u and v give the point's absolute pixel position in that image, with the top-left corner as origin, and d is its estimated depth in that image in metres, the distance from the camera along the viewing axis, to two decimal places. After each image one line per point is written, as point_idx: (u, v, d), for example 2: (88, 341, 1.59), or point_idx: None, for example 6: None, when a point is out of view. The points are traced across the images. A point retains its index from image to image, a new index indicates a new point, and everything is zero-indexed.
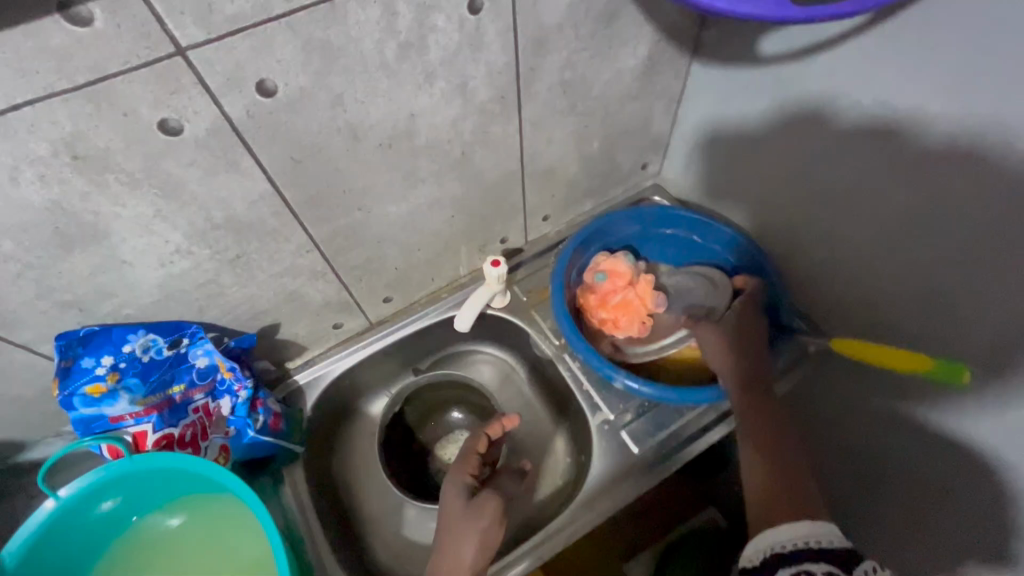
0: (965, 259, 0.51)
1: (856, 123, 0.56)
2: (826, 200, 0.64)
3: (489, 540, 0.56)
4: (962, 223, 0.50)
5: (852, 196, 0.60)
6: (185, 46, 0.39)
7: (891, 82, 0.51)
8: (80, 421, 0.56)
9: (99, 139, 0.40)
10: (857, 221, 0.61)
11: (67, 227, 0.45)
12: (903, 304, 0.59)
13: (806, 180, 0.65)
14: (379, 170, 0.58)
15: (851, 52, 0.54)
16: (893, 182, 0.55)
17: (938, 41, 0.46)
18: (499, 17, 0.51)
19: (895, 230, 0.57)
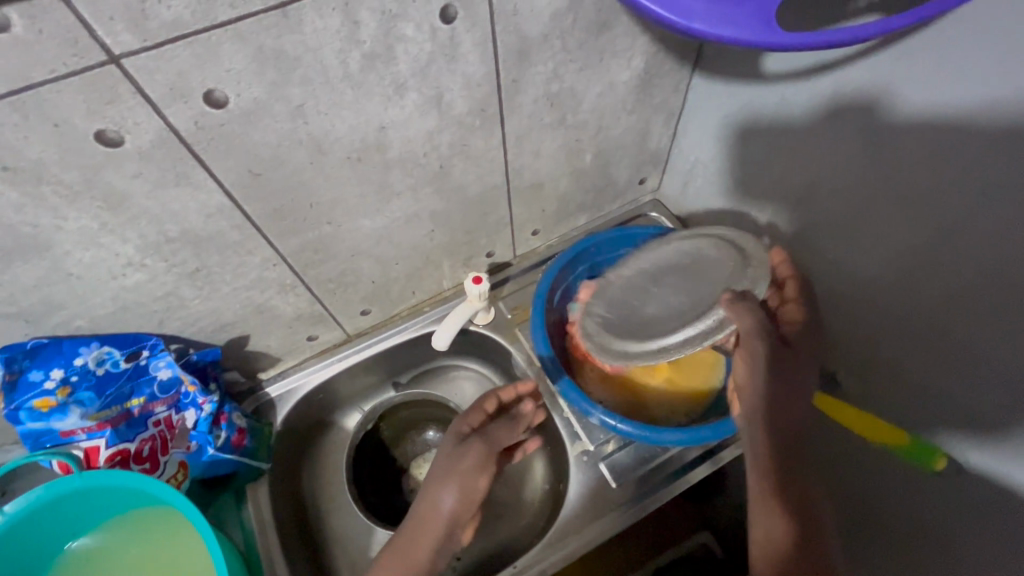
0: (982, 293, 0.47)
1: (866, 141, 0.52)
2: (834, 222, 0.60)
3: (466, 494, 0.56)
4: (980, 256, 0.46)
5: (864, 217, 0.56)
6: (119, 54, 0.36)
7: (904, 97, 0.47)
8: (29, 435, 0.54)
9: (30, 150, 0.38)
10: (869, 241, 0.56)
11: (3, 239, 0.42)
12: (914, 337, 0.55)
13: (815, 202, 0.61)
14: (348, 184, 0.55)
15: (863, 75, 0.50)
16: (908, 205, 0.50)
17: (957, 58, 0.42)
18: (475, 27, 0.48)
19: (907, 257, 0.53)
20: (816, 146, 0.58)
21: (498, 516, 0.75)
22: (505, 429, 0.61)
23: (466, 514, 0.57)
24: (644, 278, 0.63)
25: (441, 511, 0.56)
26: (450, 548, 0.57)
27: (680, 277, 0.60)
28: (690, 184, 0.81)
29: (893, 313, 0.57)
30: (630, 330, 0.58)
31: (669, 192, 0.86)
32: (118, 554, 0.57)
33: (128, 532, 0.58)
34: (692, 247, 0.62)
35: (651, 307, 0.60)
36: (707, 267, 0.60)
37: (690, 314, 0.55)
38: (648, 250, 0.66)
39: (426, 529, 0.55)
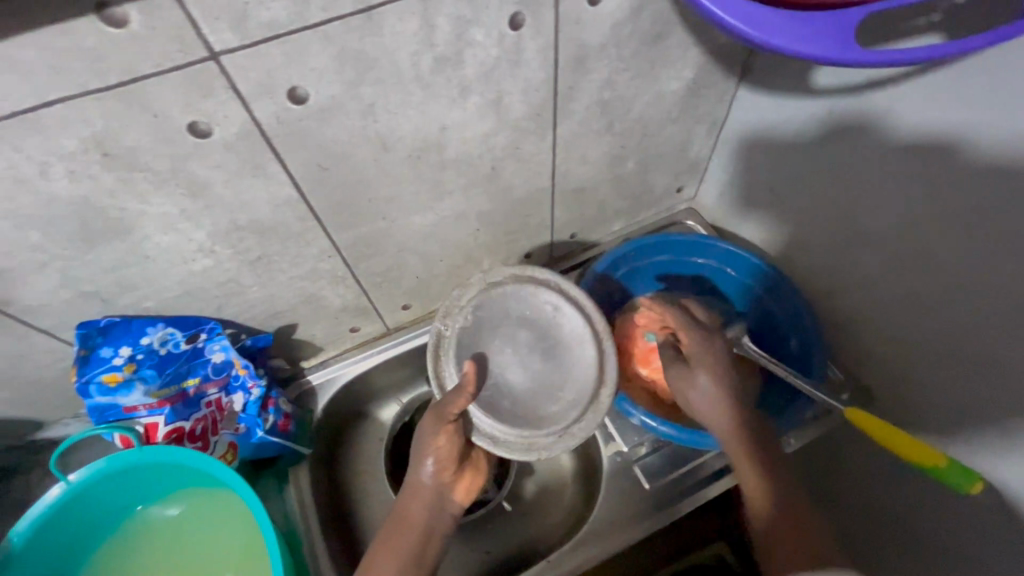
0: (975, 293, 0.51)
1: (875, 155, 0.57)
2: (853, 237, 0.63)
3: (438, 458, 0.57)
4: (972, 256, 0.51)
5: (875, 229, 0.60)
6: (219, 51, 0.38)
7: (899, 116, 0.53)
8: (94, 408, 0.57)
9: (129, 139, 0.40)
10: (876, 252, 0.61)
11: (93, 222, 0.45)
12: (934, 349, 0.57)
13: (849, 219, 0.63)
14: (406, 181, 0.57)
15: (907, 100, 0.51)
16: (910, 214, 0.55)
17: (941, 85, 0.48)
18: (540, 34, 0.50)
19: (909, 263, 0.57)
20: (847, 163, 0.61)
21: (527, 512, 0.77)
22: (452, 396, 0.55)
23: (447, 473, 0.58)
24: (487, 338, 0.58)
25: (423, 480, 0.58)
26: (449, 507, 0.59)
27: (533, 336, 0.58)
28: (727, 194, 0.82)
29: (910, 324, 0.60)
30: (499, 409, 0.56)
31: (705, 202, 0.87)
32: (170, 530, 0.61)
33: (181, 510, 0.61)
34: (527, 294, 0.59)
35: (516, 377, 0.57)
36: (499, 320, 0.59)
37: (564, 387, 0.58)
38: (468, 302, 0.59)
39: (412, 500, 0.57)
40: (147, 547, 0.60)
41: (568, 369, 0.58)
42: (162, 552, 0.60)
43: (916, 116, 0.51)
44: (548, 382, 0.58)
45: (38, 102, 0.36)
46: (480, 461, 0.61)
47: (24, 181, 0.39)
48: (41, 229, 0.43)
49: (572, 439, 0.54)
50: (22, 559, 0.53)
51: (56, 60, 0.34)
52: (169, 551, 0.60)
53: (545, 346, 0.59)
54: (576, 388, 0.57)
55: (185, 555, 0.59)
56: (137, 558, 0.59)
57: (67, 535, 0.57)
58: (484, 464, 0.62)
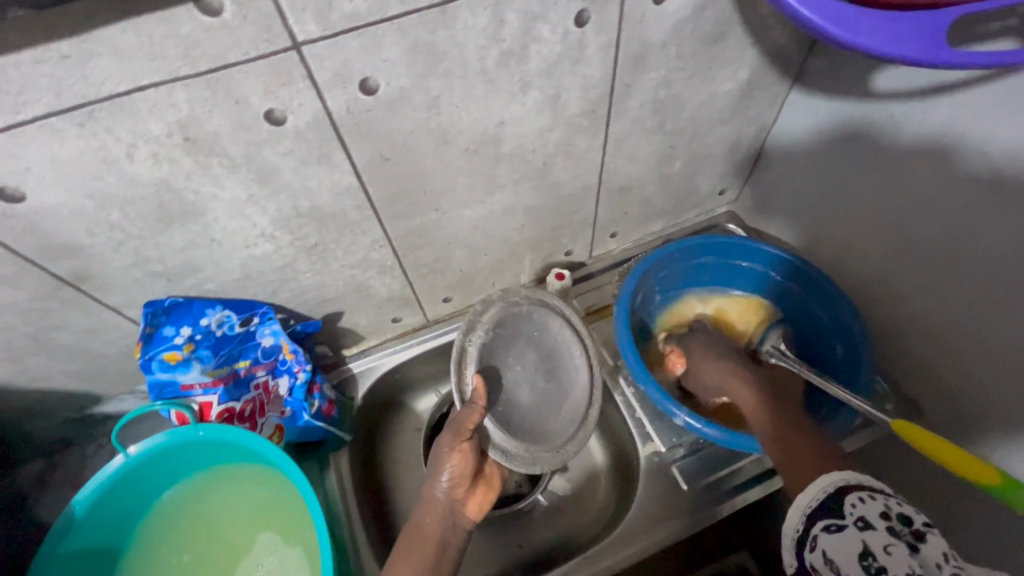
0: (1003, 292, 0.52)
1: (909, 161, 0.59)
2: (896, 242, 0.63)
3: (452, 473, 0.58)
4: (997, 249, 0.52)
5: (910, 233, 0.61)
6: (301, 41, 0.39)
7: (923, 118, 0.55)
8: (154, 384, 0.59)
9: (210, 124, 0.42)
10: (913, 258, 0.62)
11: (169, 203, 0.46)
12: (980, 356, 0.57)
13: (896, 227, 0.62)
14: (460, 174, 0.58)
15: (940, 107, 0.53)
16: (940, 215, 0.57)
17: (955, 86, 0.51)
18: (603, 32, 0.50)
19: (943, 264, 0.58)
20: (881, 169, 0.62)
21: (561, 507, 0.77)
22: (467, 412, 0.57)
23: (460, 489, 0.59)
24: (500, 356, 0.62)
25: (437, 495, 0.59)
26: (462, 522, 0.59)
27: (540, 357, 0.64)
28: (771, 198, 0.81)
29: (952, 332, 0.59)
30: (511, 425, 0.60)
31: (748, 205, 0.86)
32: (215, 504, 0.62)
33: (226, 486, 0.63)
34: (539, 319, 0.65)
35: (525, 394, 0.62)
36: (511, 338, 0.63)
37: (563, 407, 0.64)
38: (486, 319, 0.62)
39: (427, 513, 0.58)
40: (194, 520, 0.62)
41: (567, 389, 0.65)
42: (208, 525, 0.62)
43: (975, 132, 0.51)
44: (550, 401, 0.64)
45: (132, 86, 0.37)
46: (493, 477, 0.62)
47: (111, 161, 0.41)
48: (121, 209, 0.45)
49: (571, 450, 0.62)
50: (81, 525, 0.56)
51: (153, 46, 0.36)
52: (214, 525, 0.61)
53: (549, 369, 0.65)
54: (574, 408, 0.65)
55: (230, 529, 0.61)
56: (184, 531, 0.61)
57: (122, 505, 0.59)
58: (496, 482, 0.62)
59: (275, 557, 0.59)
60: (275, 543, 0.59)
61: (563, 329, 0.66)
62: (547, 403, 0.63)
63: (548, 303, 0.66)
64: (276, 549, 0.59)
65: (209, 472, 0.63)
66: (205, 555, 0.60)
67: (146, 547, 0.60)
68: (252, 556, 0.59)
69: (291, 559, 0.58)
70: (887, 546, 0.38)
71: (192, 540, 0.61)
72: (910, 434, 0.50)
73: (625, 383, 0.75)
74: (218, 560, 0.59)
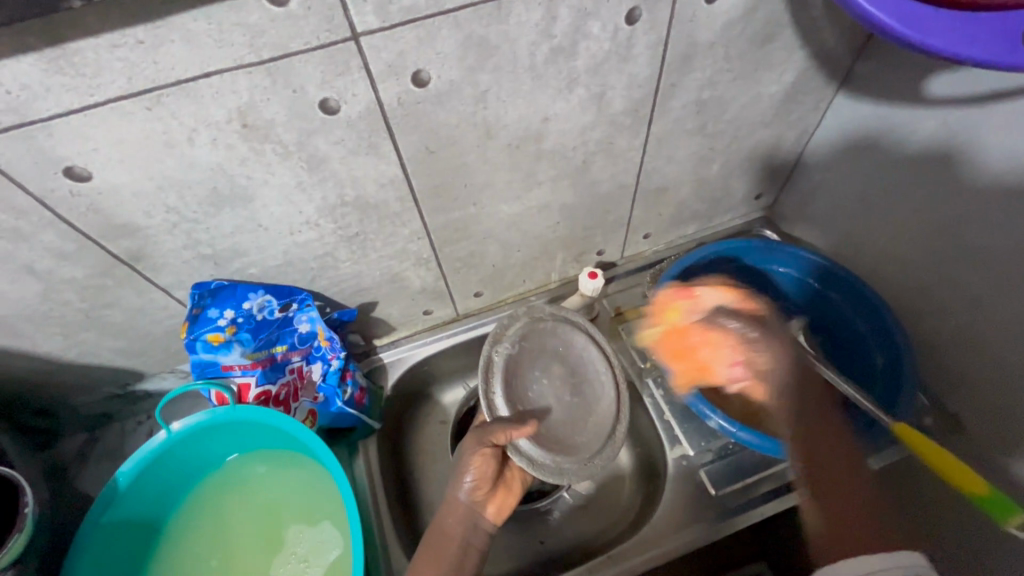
0: None
1: (959, 168, 0.57)
2: (947, 251, 0.61)
3: (476, 477, 0.59)
4: None
5: (962, 242, 0.58)
6: (360, 32, 0.40)
7: (980, 123, 0.53)
8: (197, 364, 0.61)
9: (267, 112, 0.43)
10: (965, 267, 0.59)
11: (223, 188, 0.48)
12: None
13: (946, 235, 0.60)
14: (501, 169, 0.58)
15: (1002, 112, 0.51)
16: (995, 225, 0.54)
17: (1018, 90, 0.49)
18: (653, 30, 0.50)
19: (998, 275, 0.55)
20: (931, 176, 0.60)
21: (585, 506, 0.77)
22: (498, 426, 0.58)
23: (481, 492, 0.59)
24: (527, 368, 0.62)
25: (458, 497, 0.59)
26: (482, 524, 0.59)
27: (565, 370, 0.64)
28: (810, 204, 0.79)
29: (1004, 345, 0.57)
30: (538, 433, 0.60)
31: (784, 210, 0.85)
32: (253, 486, 0.65)
33: (262, 469, 0.65)
34: (564, 337, 0.66)
35: (552, 408, 0.62)
36: (536, 354, 0.64)
37: (589, 421, 0.63)
38: (511, 333, 0.64)
39: (449, 514, 0.58)
40: (231, 501, 0.64)
41: (593, 403, 0.64)
42: (244, 507, 0.64)
43: None
44: (577, 415, 0.63)
45: (199, 73, 0.39)
46: (513, 481, 0.62)
47: (173, 145, 0.43)
48: (178, 191, 0.46)
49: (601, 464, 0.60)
50: (125, 495, 0.58)
51: (222, 34, 0.37)
52: (250, 506, 0.64)
53: (574, 384, 0.64)
54: (602, 422, 0.63)
55: (265, 509, 0.63)
56: (221, 511, 0.64)
57: (164, 480, 0.62)
58: (516, 486, 0.62)
59: (308, 534, 0.61)
60: (308, 521, 0.62)
61: (587, 347, 0.66)
62: (574, 416, 0.62)
63: (574, 321, 0.67)
64: (310, 526, 0.61)
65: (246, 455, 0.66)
66: (241, 535, 0.62)
67: (185, 524, 0.63)
68: (287, 534, 0.61)
69: (324, 535, 0.60)
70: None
71: (229, 520, 0.63)
72: (914, 441, 0.52)
73: (654, 383, 0.74)
74: (254, 539, 0.62)
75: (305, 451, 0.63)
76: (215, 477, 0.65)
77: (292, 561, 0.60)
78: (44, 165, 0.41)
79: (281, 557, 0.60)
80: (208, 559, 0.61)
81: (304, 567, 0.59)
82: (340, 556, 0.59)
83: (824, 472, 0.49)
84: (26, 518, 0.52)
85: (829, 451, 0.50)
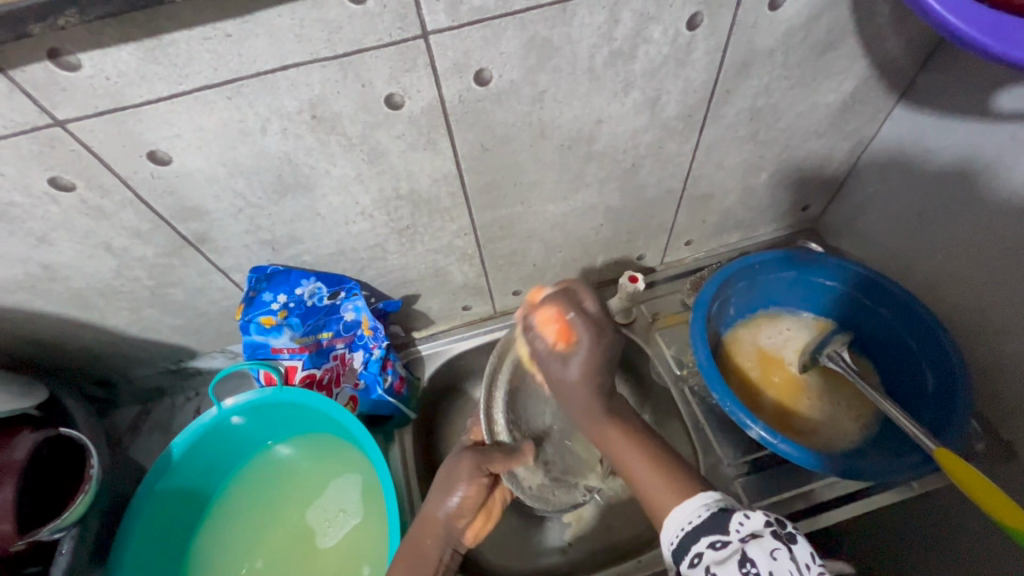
0: None
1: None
2: (1011, 273, 0.58)
3: (462, 501, 0.54)
4: None
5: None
6: (430, 30, 0.42)
7: None
8: (249, 344, 0.64)
9: (336, 105, 0.45)
10: None
11: (287, 176, 0.50)
12: None
13: (1010, 255, 0.58)
14: (552, 169, 0.59)
15: None
16: None
17: None
18: (713, 36, 0.50)
19: None
20: (998, 191, 0.58)
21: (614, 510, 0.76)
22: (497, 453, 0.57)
23: (463, 519, 0.54)
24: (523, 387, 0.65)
25: (440, 513, 0.54)
26: (459, 547, 0.55)
27: None
28: (862, 216, 0.77)
29: None
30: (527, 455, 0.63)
31: (832, 223, 0.83)
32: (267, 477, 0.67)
33: (259, 475, 0.67)
34: None
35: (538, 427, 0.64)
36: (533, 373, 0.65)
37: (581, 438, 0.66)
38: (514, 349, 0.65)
39: (428, 534, 0.53)
40: (242, 514, 0.65)
41: None
42: (258, 512, 0.65)
43: None
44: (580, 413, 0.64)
45: (277, 65, 0.41)
46: (494, 507, 0.58)
47: (246, 133, 0.45)
48: (246, 177, 0.49)
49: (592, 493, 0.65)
50: (176, 468, 0.61)
51: (302, 29, 0.39)
52: (264, 508, 0.65)
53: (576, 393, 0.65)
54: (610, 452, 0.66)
55: (279, 503, 0.65)
56: (238, 527, 0.64)
57: (211, 457, 0.65)
58: (496, 509, 0.58)
59: (332, 496, 0.65)
60: (327, 487, 0.66)
61: None
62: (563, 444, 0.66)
63: None
64: (341, 494, 0.65)
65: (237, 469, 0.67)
66: (270, 537, 0.63)
67: (209, 550, 0.63)
68: (323, 508, 0.64)
69: (347, 487, 0.65)
70: (778, 552, 0.37)
71: (251, 531, 0.64)
72: (954, 468, 0.51)
73: (691, 390, 0.74)
74: (286, 529, 0.64)
75: (301, 427, 0.68)
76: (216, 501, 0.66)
77: (332, 521, 0.63)
78: (131, 148, 0.43)
79: (320, 525, 0.63)
80: (242, 556, 0.63)
81: (344, 518, 0.63)
82: (375, 534, 0.61)
83: (624, 454, 0.48)
84: (92, 480, 0.56)
85: (630, 443, 0.48)
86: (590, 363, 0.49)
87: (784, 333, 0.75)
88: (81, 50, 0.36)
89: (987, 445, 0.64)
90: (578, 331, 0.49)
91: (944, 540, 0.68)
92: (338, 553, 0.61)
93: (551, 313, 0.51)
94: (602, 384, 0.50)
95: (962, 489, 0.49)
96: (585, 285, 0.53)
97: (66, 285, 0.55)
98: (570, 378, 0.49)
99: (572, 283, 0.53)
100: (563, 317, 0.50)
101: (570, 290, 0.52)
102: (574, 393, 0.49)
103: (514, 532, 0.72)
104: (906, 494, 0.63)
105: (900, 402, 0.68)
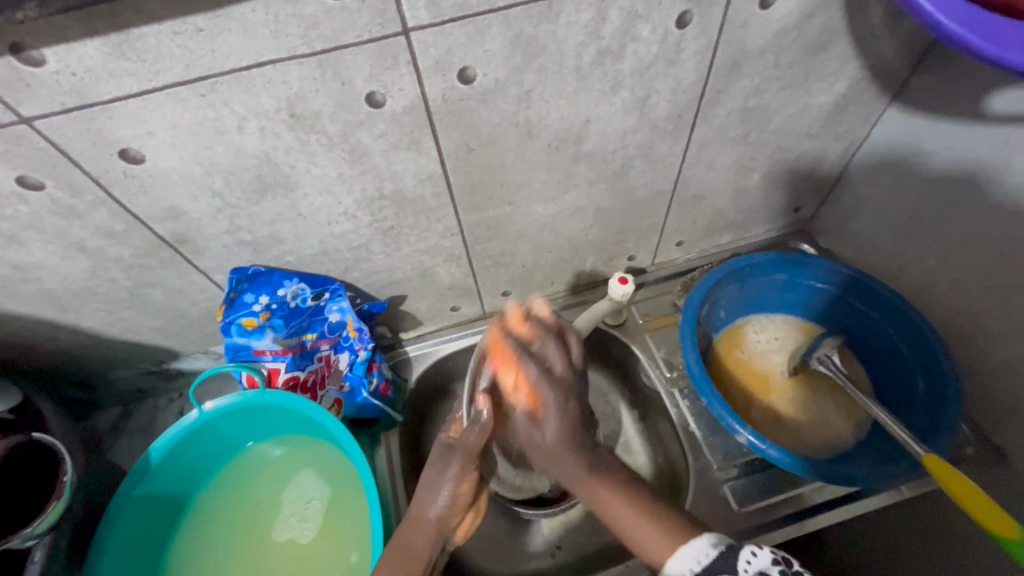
0: None
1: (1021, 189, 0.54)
2: (1004, 278, 0.58)
3: (452, 499, 0.52)
4: None
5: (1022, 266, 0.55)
6: (411, 28, 0.40)
7: None
8: (231, 346, 0.63)
9: (316, 103, 0.43)
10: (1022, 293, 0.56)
11: (266, 175, 0.48)
12: None
13: (1004, 260, 0.57)
14: (540, 169, 0.58)
15: None
16: None
17: None
18: (702, 35, 0.49)
19: None
20: (992, 194, 0.57)
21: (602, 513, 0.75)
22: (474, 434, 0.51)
23: (455, 518, 0.53)
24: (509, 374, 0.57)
25: (428, 512, 0.52)
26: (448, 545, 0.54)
27: None
28: (854, 219, 0.77)
29: None
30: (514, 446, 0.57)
31: (825, 225, 0.82)
32: (250, 479, 0.66)
33: (217, 507, 0.65)
34: None
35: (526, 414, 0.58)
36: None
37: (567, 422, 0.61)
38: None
39: (417, 535, 0.51)
40: (210, 552, 0.62)
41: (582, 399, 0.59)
42: (227, 520, 0.64)
43: None
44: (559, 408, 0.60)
45: (253, 62, 0.39)
46: (482, 503, 0.57)
47: (223, 132, 0.43)
48: (224, 177, 0.47)
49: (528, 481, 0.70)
50: (156, 472, 0.60)
51: (278, 25, 0.38)
52: (230, 537, 0.63)
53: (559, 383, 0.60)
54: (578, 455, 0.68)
55: (246, 511, 0.64)
56: (206, 539, 0.63)
57: (193, 460, 0.63)
58: (484, 506, 0.57)
59: (303, 496, 0.64)
60: (300, 490, 0.65)
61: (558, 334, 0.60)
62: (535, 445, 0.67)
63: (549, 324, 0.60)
64: (324, 500, 0.64)
65: (194, 503, 0.65)
66: (242, 544, 0.63)
67: (179, 566, 0.61)
68: (304, 513, 0.63)
69: (309, 482, 0.65)
70: None
71: (227, 537, 0.63)
72: (941, 472, 0.50)
73: (680, 394, 0.73)
74: (262, 547, 0.62)
75: (280, 429, 0.67)
76: (181, 514, 0.64)
77: (305, 513, 0.63)
78: (101, 146, 0.42)
79: (297, 522, 0.63)
80: (220, 557, 0.62)
81: (316, 505, 0.64)
82: (355, 541, 0.60)
83: (620, 519, 0.45)
84: (66, 487, 0.54)
85: (619, 496, 0.46)
86: (565, 424, 0.48)
87: (778, 339, 0.74)
88: (45, 45, 0.35)
89: (977, 449, 0.63)
90: (543, 391, 0.48)
91: (933, 546, 0.68)
92: (325, 539, 0.61)
93: (518, 375, 0.49)
94: (580, 441, 0.48)
95: (953, 499, 0.48)
96: (550, 337, 0.51)
97: (38, 286, 0.53)
98: (551, 443, 0.48)
99: (542, 336, 0.51)
100: (532, 381, 0.48)
101: (532, 342, 0.50)
102: (557, 457, 0.48)
103: (500, 536, 0.71)
104: (897, 498, 0.62)
105: (892, 405, 0.68)
